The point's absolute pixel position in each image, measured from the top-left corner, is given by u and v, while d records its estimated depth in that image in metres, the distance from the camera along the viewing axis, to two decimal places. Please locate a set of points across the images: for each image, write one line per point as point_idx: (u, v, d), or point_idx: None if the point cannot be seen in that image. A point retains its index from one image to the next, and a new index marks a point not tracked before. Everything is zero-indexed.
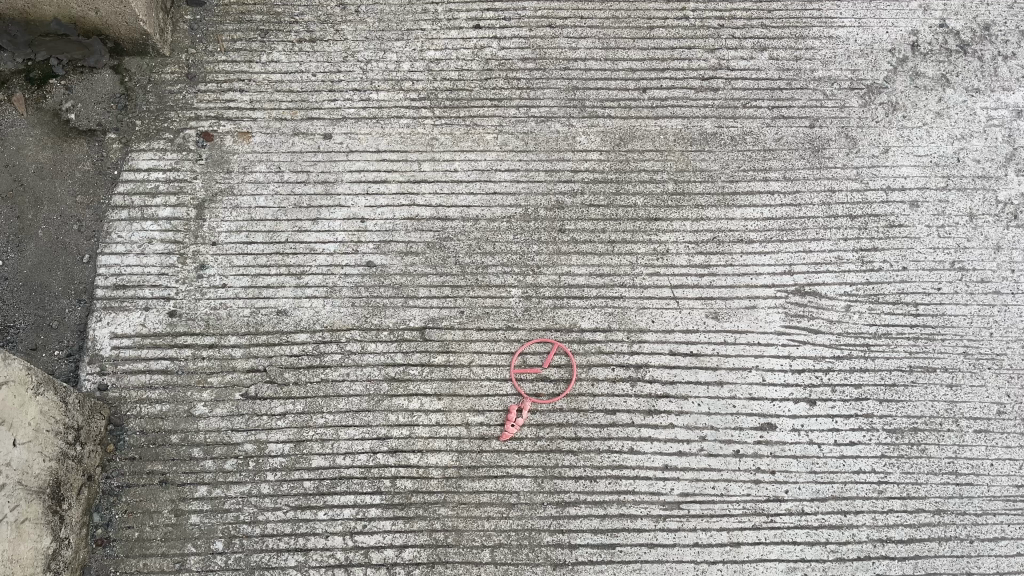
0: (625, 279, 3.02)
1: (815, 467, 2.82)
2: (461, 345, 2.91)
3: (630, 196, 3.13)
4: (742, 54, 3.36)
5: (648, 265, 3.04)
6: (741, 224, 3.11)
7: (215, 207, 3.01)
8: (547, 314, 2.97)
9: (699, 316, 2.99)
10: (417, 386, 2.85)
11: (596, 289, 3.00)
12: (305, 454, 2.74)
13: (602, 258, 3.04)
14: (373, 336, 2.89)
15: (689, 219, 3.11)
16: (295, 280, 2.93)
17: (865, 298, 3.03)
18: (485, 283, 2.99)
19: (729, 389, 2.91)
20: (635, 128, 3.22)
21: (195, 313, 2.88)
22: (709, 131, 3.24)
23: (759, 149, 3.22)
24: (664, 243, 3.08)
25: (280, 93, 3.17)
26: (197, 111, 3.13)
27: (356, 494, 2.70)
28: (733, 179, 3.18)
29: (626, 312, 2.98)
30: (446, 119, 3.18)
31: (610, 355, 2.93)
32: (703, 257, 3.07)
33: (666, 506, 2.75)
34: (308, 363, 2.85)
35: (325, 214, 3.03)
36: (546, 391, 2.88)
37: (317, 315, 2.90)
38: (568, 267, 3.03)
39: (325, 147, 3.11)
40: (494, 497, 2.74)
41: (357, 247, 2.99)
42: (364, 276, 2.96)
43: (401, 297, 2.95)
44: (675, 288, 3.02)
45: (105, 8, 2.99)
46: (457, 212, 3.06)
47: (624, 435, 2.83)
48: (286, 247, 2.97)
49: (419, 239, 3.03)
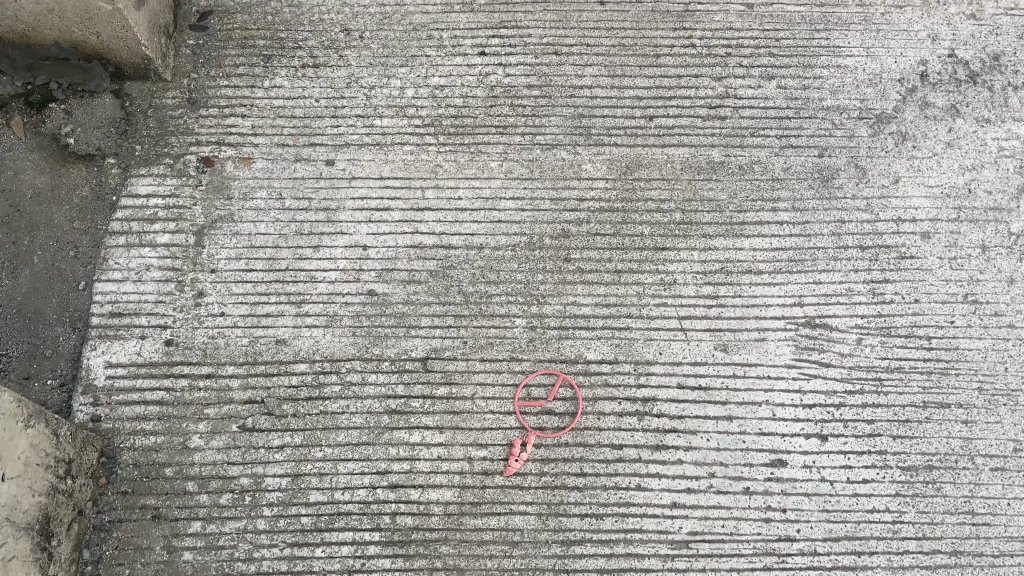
0: (631, 310, 2.96)
1: (827, 505, 2.74)
2: (464, 377, 2.84)
3: (637, 225, 3.08)
4: (750, 83, 3.32)
5: (655, 296, 2.99)
6: (750, 254, 3.06)
7: (214, 234, 2.95)
8: (552, 345, 2.91)
9: (708, 348, 2.93)
10: (419, 418, 2.78)
11: (602, 319, 2.95)
12: (303, 489, 2.66)
13: (608, 289, 2.99)
14: (374, 367, 2.83)
15: (697, 249, 3.06)
16: (296, 309, 2.87)
17: (877, 331, 2.97)
18: (489, 313, 2.93)
19: (739, 424, 2.83)
20: (642, 156, 3.17)
21: (192, 342, 2.81)
22: (717, 160, 3.19)
23: (768, 179, 3.17)
24: (672, 273, 3.02)
25: (282, 118, 3.13)
26: (198, 136, 3.08)
27: (355, 531, 2.63)
28: (741, 209, 3.13)
29: (633, 344, 2.92)
30: (451, 146, 3.14)
31: (617, 388, 2.86)
32: (711, 288, 3.01)
33: (674, 545, 2.68)
34: (308, 394, 2.78)
35: (327, 241, 2.97)
36: (551, 425, 2.81)
37: (317, 345, 2.84)
38: (574, 297, 2.97)
39: (327, 174, 3.06)
40: (497, 535, 2.66)
41: (358, 275, 2.94)
42: (365, 305, 2.90)
43: (403, 327, 2.89)
44: (683, 319, 2.96)
45: (107, 33, 2.94)
46: (461, 240, 3.01)
47: (630, 470, 2.75)
48: (287, 275, 2.91)
49: (422, 267, 2.97)
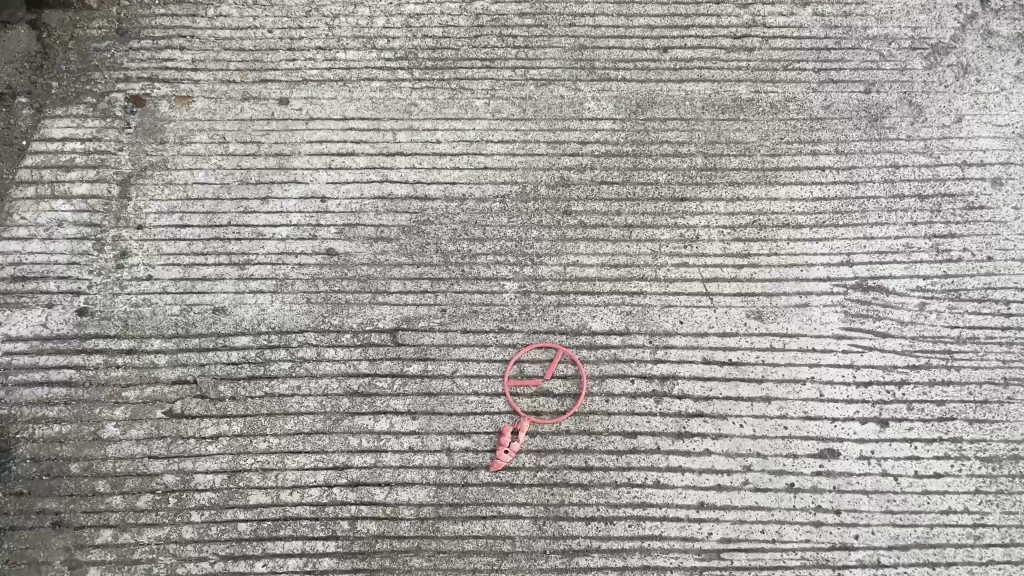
0: (645, 272, 2.45)
1: (892, 505, 2.22)
2: (442, 352, 2.33)
3: (651, 171, 2.57)
4: (782, 10, 2.81)
5: (673, 254, 2.47)
6: (787, 206, 2.55)
7: (142, 183, 2.46)
8: (549, 313, 2.40)
9: (739, 316, 2.41)
10: (387, 402, 2.27)
11: (610, 283, 2.44)
12: (240, 488, 2.15)
13: (617, 246, 2.47)
14: (332, 340, 2.32)
15: (723, 199, 2.55)
16: (238, 271, 2.37)
17: (943, 295, 2.45)
18: (473, 276, 2.42)
19: (778, 407, 2.31)
20: (654, 93, 2.67)
21: (111, 312, 2.31)
22: (744, 97, 2.69)
23: (805, 118, 2.67)
24: (693, 228, 2.51)
25: (228, 51, 2.63)
26: (128, 71, 2.59)
27: (305, 540, 2.11)
28: (775, 152, 2.62)
29: (648, 312, 2.41)
30: (428, 82, 2.64)
31: (628, 365, 2.35)
32: (741, 244, 2.50)
33: (703, 555, 2.16)
34: (250, 373, 2.27)
35: (277, 191, 2.48)
36: (549, 410, 2.30)
37: (263, 314, 2.33)
38: (576, 257, 2.46)
39: (280, 114, 2.57)
40: (482, 544, 2.14)
41: (315, 230, 2.44)
42: (323, 266, 2.40)
43: (368, 293, 2.38)
44: (708, 282, 2.45)
45: None
46: (439, 190, 2.51)
47: (646, 464, 2.24)
48: (228, 232, 2.41)
49: (392, 222, 2.46)
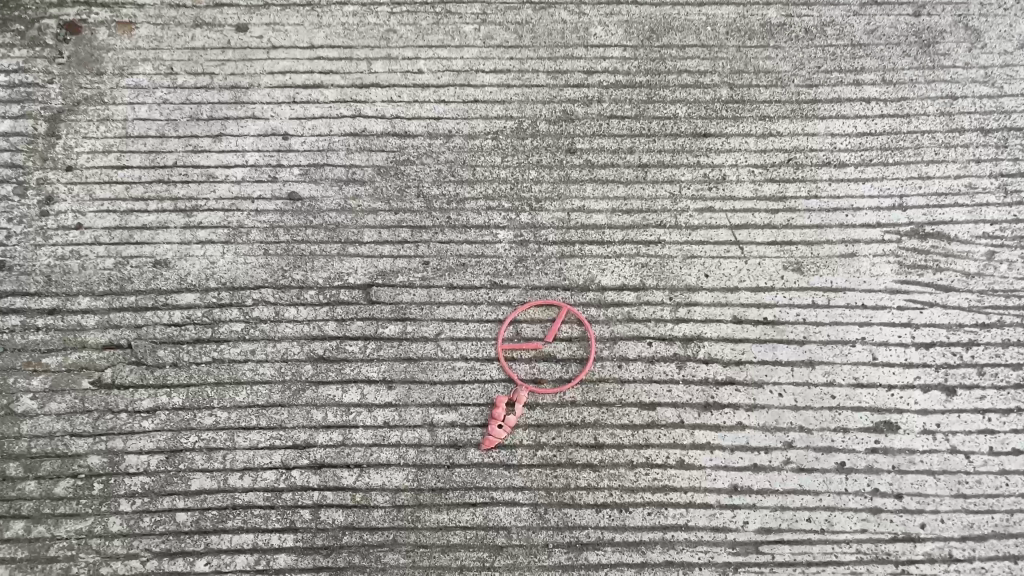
0: (664, 218, 2.08)
1: (963, 488, 1.85)
2: (424, 311, 1.97)
3: (668, 104, 2.20)
4: None
5: (696, 198, 2.11)
6: (827, 142, 2.18)
7: (75, 119, 2.11)
8: (550, 266, 2.03)
9: (774, 269, 2.04)
10: (358, 369, 1.90)
11: (622, 232, 2.06)
12: (180, 472, 1.79)
13: (629, 189, 2.10)
14: (293, 298, 1.95)
15: (752, 135, 2.18)
16: (184, 219, 2.02)
17: (1015, 241, 2.09)
18: (461, 223, 2.05)
19: (824, 373, 1.95)
20: (671, 17, 2.28)
21: (32, 266, 1.96)
22: (775, 21, 2.30)
23: (846, 44, 2.29)
24: (718, 168, 2.14)
25: None
26: None
27: (257, 533, 1.76)
28: (812, 82, 2.24)
29: (667, 264, 2.04)
30: (409, 7, 2.26)
31: (645, 325, 1.98)
32: (776, 186, 2.13)
33: (737, 549, 1.79)
34: (196, 336, 1.91)
35: (232, 129, 2.12)
36: (550, 377, 1.93)
37: (213, 269, 1.97)
38: (582, 201, 2.09)
39: (237, 43, 2.20)
40: (471, 537, 1.77)
41: (275, 172, 2.08)
42: (284, 213, 2.04)
43: (337, 243, 2.01)
44: (737, 230, 2.08)
45: None
46: (421, 126, 2.15)
47: (668, 441, 1.87)
48: (173, 174, 2.06)
49: (366, 162, 2.10)
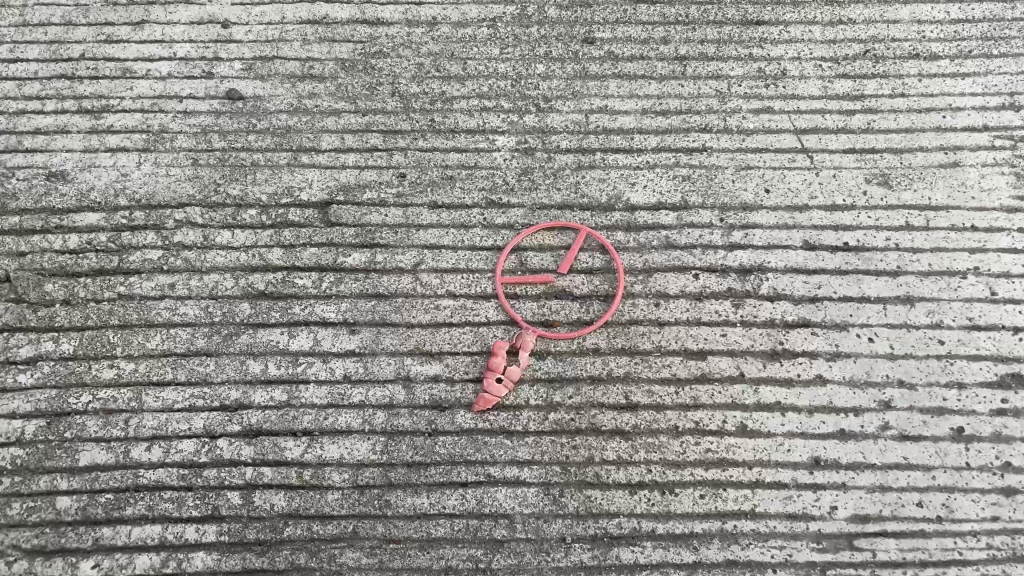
0: (709, 121, 1.62)
1: None
2: (399, 235, 1.50)
3: None
4: None
5: (750, 96, 1.65)
6: (913, 31, 1.72)
7: None
8: (563, 180, 1.56)
9: (855, 182, 1.57)
10: (311, 309, 1.44)
11: (655, 137, 1.60)
12: (67, 442, 1.34)
13: (664, 87, 1.65)
14: (228, 219, 1.49)
15: (817, 23, 1.72)
16: (91, 122, 1.57)
17: None
18: (447, 128, 1.60)
19: (928, 313, 1.47)
20: None
21: None
22: None
23: None
24: (776, 61, 1.68)
25: None
26: None
27: (166, 524, 1.29)
28: None
29: (715, 178, 1.57)
30: None
31: (689, 253, 1.51)
32: (850, 82, 1.66)
33: (824, 544, 1.31)
34: (97, 266, 1.45)
35: (158, 15, 1.68)
36: (566, 319, 1.45)
37: (124, 182, 1.52)
38: (603, 101, 1.64)
39: None
40: (459, 529, 1.29)
41: (211, 66, 1.63)
42: (220, 115, 1.59)
43: (287, 151, 1.56)
44: (803, 135, 1.61)
45: None
46: (398, 12, 1.70)
47: (724, 401, 1.40)
48: (79, 68, 1.61)
49: (328, 55, 1.66)
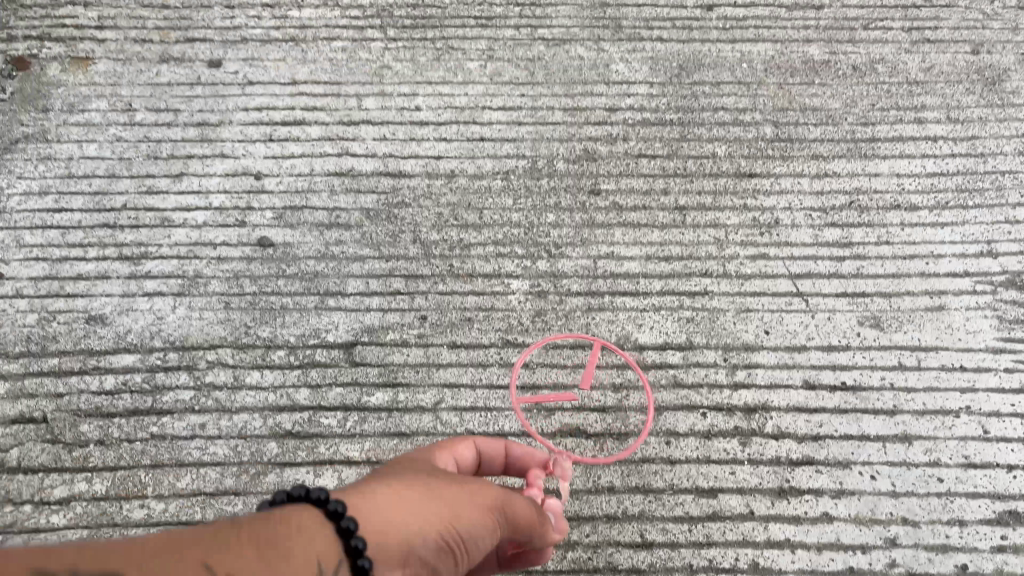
0: (709, 266, 1.74)
1: None
2: (420, 375, 1.58)
3: (704, 143, 1.91)
4: None
5: (747, 243, 1.77)
6: (894, 183, 1.86)
7: (10, 158, 1.79)
8: (575, 321, 1.66)
9: (849, 323, 1.67)
10: (335, 448, 1.50)
11: (659, 281, 1.72)
12: None
13: (666, 234, 1.77)
14: (259, 360, 1.57)
15: (805, 176, 1.87)
16: (131, 268, 1.66)
17: None
18: (465, 272, 1.70)
19: (926, 451, 1.54)
20: (701, 54, 2.04)
21: None
22: (817, 59, 2.05)
23: (901, 81, 2.01)
24: (770, 211, 1.82)
25: (146, 9, 2.03)
26: (12, 31, 1.97)
27: None
28: (867, 120, 1.95)
29: (717, 319, 1.67)
30: (405, 43, 2.02)
31: (697, 391, 1.59)
32: (838, 230, 1.79)
33: None
34: (131, 407, 1.52)
35: (196, 167, 1.80)
36: (581, 458, 1.52)
37: (160, 325, 1.60)
38: (610, 247, 1.76)
39: (209, 79, 1.93)
40: None
41: (245, 214, 1.75)
42: (252, 261, 1.69)
43: (315, 295, 1.66)
44: (797, 280, 1.73)
45: None
46: (418, 165, 1.84)
47: (735, 538, 1.45)
48: (121, 217, 1.72)
49: (353, 204, 1.78)
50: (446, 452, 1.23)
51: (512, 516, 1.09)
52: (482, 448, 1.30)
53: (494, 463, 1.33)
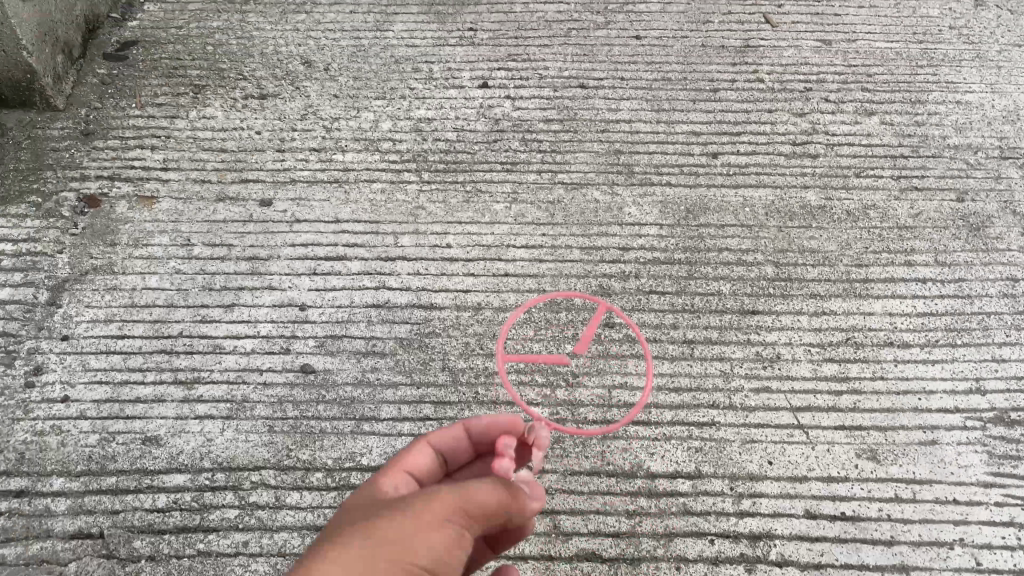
0: (716, 398, 1.87)
1: None
2: None
3: (710, 280, 2.07)
4: (844, 118, 2.42)
5: (751, 376, 1.91)
6: (887, 321, 2.01)
7: (80, 288, 1.98)
8: (591, 448, 1.79)
9: (848, 455, 1.80)
10: None
11: (670, 411, 1.85)
12: None
13: (676, 366, 1.92)
14: (299, 480, 1.71)
15: (804, 313, 2.02)
16: (184, 392, 1.82)
17: None
18: (490, 399, 1.84)
19: None
20: (707, 198, 2.23)
21: (5, 443, 1.73)
22: (814, 204, 2.23)
23: (892, 226, 2.19)
24: (772, 346, 1.96)
25: (206, 152, 2.27)
26: (86, 171, 2.19)
27: None
28: (861, 261, 2.12)
29: (724, 449, 1.80)
30: (438, 185, 2.23)
31: (705, 518, 1.70)
32: (836, 365, 1.93)
33: None
34: (180, 524, 1.64)
35: (246, 298, 1.98)
36: None
37: (209, 446, 1.74)
38: (623, 377, 1.90)
39: (260, 217, 2.14)
40: None
41: (289, 342, 1.91)
42: (294, 386, 1.84)
43: (351, 420, 1.80)
44: (798, 412, 1.86)
45: None
46: (448, 298, 2.01)
47: None
48: (177, 344, 1.89)
49: (388, 334, 1.94)
50: (397, 468, 1.32)
51: (473, 511, 1.10)
52: (437, 441, 1.40)
53: (459, 448, 1.42)
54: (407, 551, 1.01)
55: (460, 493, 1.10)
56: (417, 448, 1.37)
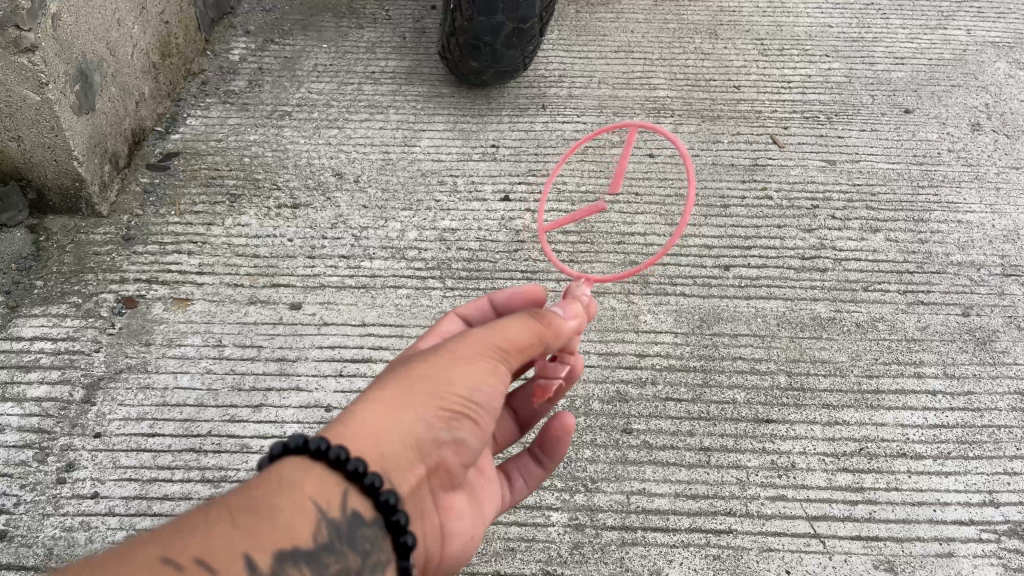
0: (733, 505, 1.90)
1: None
2: None
3: (725, 388, 2.13)
4: (850, 235, 2.53)
5: (766, 484, 1.94)
6: (898, 433, 2.05)
7: (113, 386, 2.05)
8: (610, 554, 1.81)
9: (864, 564, 1.81)
10: None
11: (687, 517, 1.87)
12: None
13: (692, 472, 1.95)
14: None
15: (817, 422, 2.07)
16: (211, 489, 1.86)
17: None
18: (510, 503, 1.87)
19: None
20: (721, 308, 2.31)
21: (33, 539, 1.77)
22: (824, 316, 2.31)
23: (900, 338, 2.26)
24: (786, 454, 2.00)
25: (240, 258, 2.38)
26: (125, 274, 2.30)
27: None
28: (872, 372, 2.18)
29: (741, 557, 1.81)
30: (461, 292, 2.32)
31: None
32: (850, 475, 1.97)
33: None
34: None
35: (273, 398, 2.04)
36: None
37: None
38: (641, 483, 1.93)
39: (289, 319, 2.22)
40: None
41: None
42: None
43: None
44: (815, 521, 1.88)
45: (41, 149, 2.23)
46: None
47: None
48: (206, 442, 1.95)
49: None
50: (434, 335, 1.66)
51: (507, 345, 1.37)
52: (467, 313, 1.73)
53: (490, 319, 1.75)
54: (444, 381, 1.30)
55: (489, 333, 1.37)
56: (449, 319, 1.71)
